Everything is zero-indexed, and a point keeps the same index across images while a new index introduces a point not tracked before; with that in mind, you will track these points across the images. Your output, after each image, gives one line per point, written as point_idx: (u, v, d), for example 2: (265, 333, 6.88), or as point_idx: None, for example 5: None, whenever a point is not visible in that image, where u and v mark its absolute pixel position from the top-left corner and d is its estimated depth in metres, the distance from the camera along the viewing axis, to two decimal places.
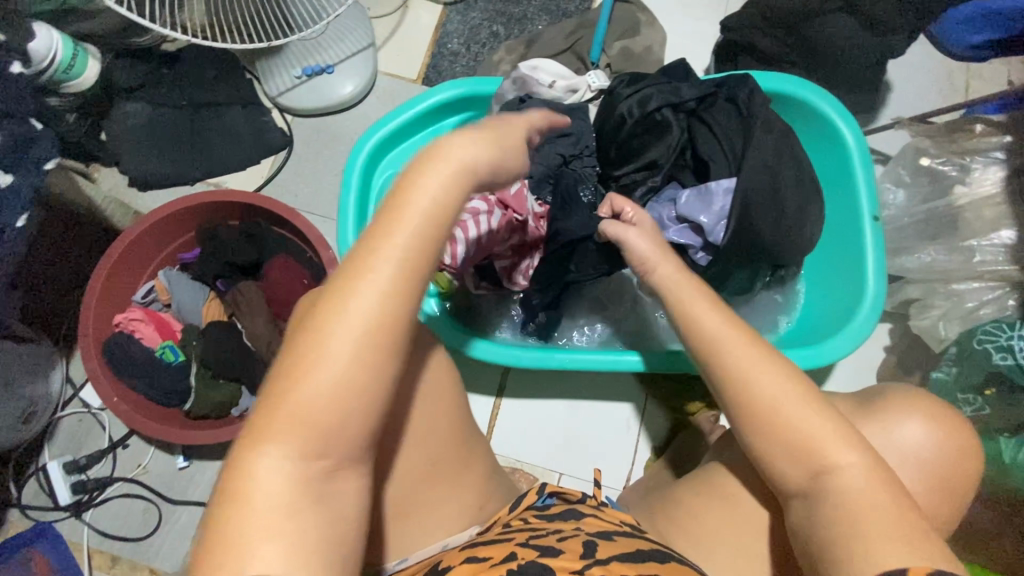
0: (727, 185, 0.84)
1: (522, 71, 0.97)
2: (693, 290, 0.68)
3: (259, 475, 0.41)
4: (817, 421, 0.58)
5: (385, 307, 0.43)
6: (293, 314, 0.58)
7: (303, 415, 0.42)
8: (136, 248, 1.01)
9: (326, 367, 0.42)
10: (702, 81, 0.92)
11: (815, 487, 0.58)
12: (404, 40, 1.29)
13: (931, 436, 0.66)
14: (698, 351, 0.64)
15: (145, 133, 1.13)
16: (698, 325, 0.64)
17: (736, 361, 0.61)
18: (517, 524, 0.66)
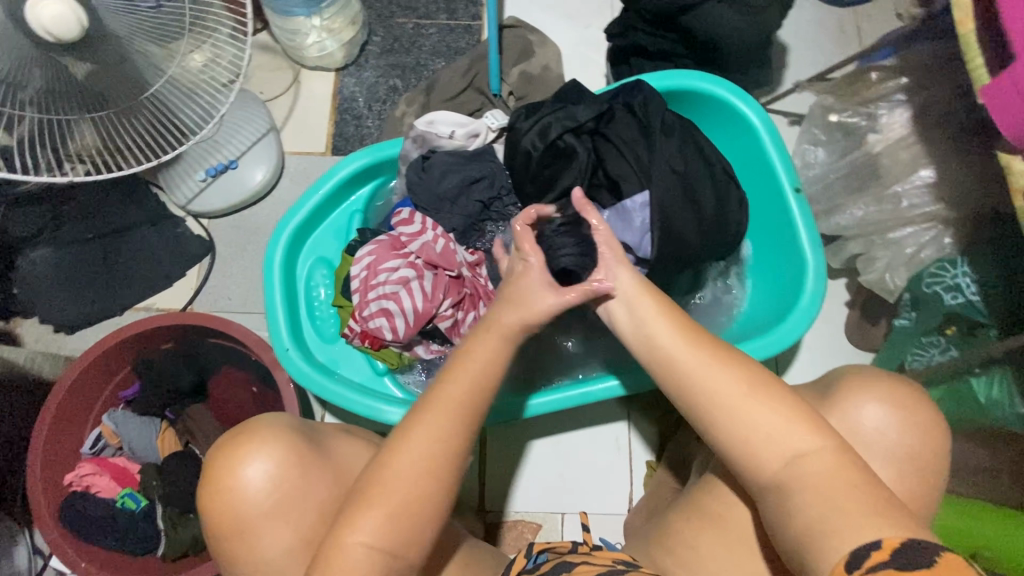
0: (643, 199, 0.83)
1: (419, 129, 0.95)
2: (643, 300, 0.70)
3: (347, 556, 0.58)
4: (779, 419, 0.61)
5: (442, 438, 0.61)
6: (270, 472, 0.67)
7: (390, 505, 0.59)
8: (72, 400, 0.97)
9: (403, 479, 0.60)
10: (595, 99, 0.91)
11: (789, 475, 0.59)
12: (304, 115, 1.27)
13: (891, 418, 0.67)
14: (654, 367, 0.67)
15: (57, 276, 1.08)
16: (653, 341, 0.68)
17: (690, 371, 0.65)
18: None
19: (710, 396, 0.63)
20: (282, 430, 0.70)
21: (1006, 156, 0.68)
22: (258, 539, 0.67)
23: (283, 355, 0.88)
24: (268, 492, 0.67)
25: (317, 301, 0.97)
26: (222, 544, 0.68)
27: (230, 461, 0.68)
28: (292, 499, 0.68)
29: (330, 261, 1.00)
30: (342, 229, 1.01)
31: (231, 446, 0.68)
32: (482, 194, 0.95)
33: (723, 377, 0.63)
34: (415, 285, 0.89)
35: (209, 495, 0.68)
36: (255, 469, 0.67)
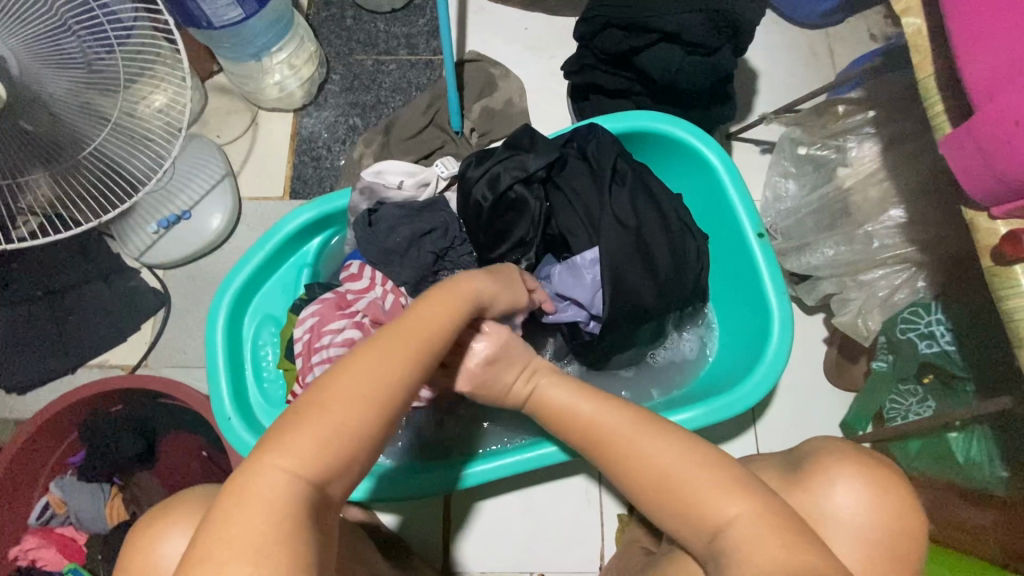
0: (592, 255, 0.79)
1: (366, 180, 0.91)
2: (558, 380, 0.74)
3: (261, 481, 0.46)
4: (703, 482, 0.61)
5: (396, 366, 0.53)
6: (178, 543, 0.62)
7: (328, 423, 0.49)
8: (15, 471, 0.93)
9: (343, 400, 0.50)
10: (546, 145, 0.87)
11: (715, 546, 0.60)
12: (261, 158, 1.23)
13: (862, 499, 0.61)
14: (585, 446, 0.68)
15: (5, 336, 1.05)
16: (574, 416, 0.69)
17: (619, 444, 0.66)
18: None
19: (634, 469, 0.64)
20: (202, 495, 0.66)
21: (971, 212, 0.64)
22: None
23: (225, 426, 0.84)
24: (189, 556, 0.62)
25: (265, 361, 0.94)
26: None
27: (151, 530, 0.64)
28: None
29: (279, 317, 0.96)
30: (291, 283, 0.97)
31: (159, 514, 0.65)
32: (434, 246, 0.91)
33: (617, 428, 0.66)
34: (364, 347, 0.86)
35: (134, 566, 0.64)
36: (174, 544, 0.62)
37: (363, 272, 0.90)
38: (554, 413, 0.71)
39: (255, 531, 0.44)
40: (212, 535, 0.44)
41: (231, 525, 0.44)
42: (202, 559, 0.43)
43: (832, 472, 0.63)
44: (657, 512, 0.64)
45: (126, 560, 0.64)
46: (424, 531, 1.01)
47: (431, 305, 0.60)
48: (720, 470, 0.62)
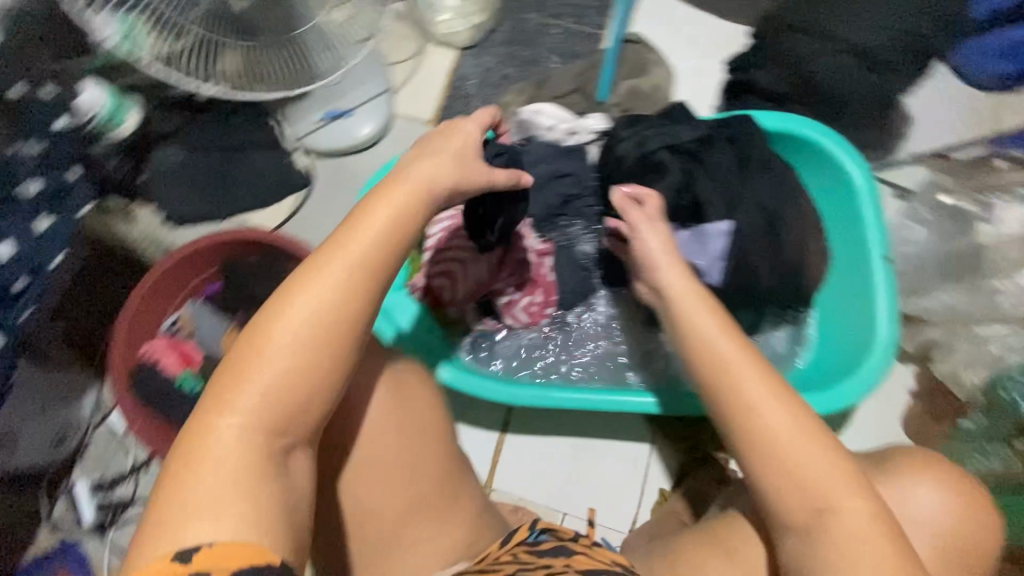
0: (722, 227, 0.82)
1: (524, 115, 0.99)
2: (704, 308, 0.68)
3: (216, 438, 0.50)
4: (829, 461, 0.59)
5: (339, 306, 0.54)
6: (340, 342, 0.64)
7: (264, 381, 0.52)
8: (165, 282, 1.08)
9: (270, 359, 0.53)
10: (699, 123, 0.92)
11: (817, 523, 0.58)
12: (419, 83, 1.35)
13: (943, 505, 0.65)
14: (707, 373, 0.64)
15: (181, 174, 1.20)
16: (710, 347, 0.65)
17: (749, 393, 0.61)
18: (507, 561, 0.66)
19: (760, 426, 0.60)
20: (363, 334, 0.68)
21: None
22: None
23: None
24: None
25: None
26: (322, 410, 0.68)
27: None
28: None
29: None
30: None
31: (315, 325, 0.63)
32: (565, 190, 0.98)
33: (758, 386, 0.62)
34: (484, 257, 0.94)
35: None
36: (338, 355, 0.62)
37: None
38: (692, 345, 0.67)
39: (230, 467, 0.49)
40: (191, 457, 0.49)
41: (216, 480, 0.49)
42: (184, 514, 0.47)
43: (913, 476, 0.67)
44: (766, 479, 0.60)
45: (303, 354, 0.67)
46: (479, 446, 1.09)
47: (355, 239, 0.56)
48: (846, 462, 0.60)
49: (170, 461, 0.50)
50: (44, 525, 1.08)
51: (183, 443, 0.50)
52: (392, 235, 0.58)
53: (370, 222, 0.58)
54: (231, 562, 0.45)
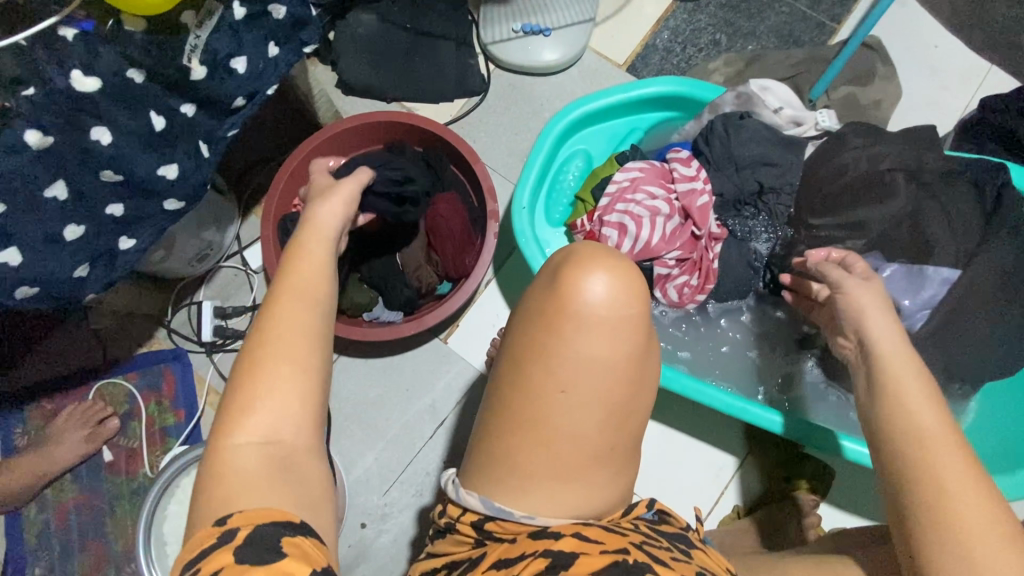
0: (947, 275, 0.77)
1: (751, 88, 0.91)
2: (913, 370, 0.59)
3: (234, 452, 0.49)
4: None
5: (311, 313, 0.55)
6: (599, 267, 0.60)
7: (266, 394, 0.51)
8: (333, 143, 1.10)
9: (272, 371, 0.52)
10: (948, 156, 0.83)
11: None
12: (623, 22, 1.27)
13: None
14: (896, 442, 0.56)
15: (368, 43, 1.19)
16: (908, 415, 0.56)
17: (945, 474, 0.52)
18: (626, 525, 0.62)
19: (947, 515, 0.51)
20: (626, 259, 0.62)
21: None
22: (572, 336, 0.58)
23: (517, 211, 0.94)
24: (611, 305, 0.59)
25: (561, 184, 1.02)
26: (541, 323, 0.60)
27: (588, 257, 0.61)
28: (624, 328, 0.59)
29: (591, 157, 1.03)
30: (617, 137, 1.03)
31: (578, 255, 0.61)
32: (766, 178, 0.90)
33: (956, 471, 0.52)
34: (663, 223, 0.90)
35: (556, 266, 0.61)
36: (597, 282, 0.59)
37: (693, 164, 0.92)
38: (884, 403, 0.58)
39: (253, 483, 0.48)
40: (216, 470, 0.48)
41: (238, 477, 0.48)
42: (223, 502, 0.46)
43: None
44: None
45: (556, 263, 0.63)
46: None
47: (306, 256, 0.59)
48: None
49: (200, 477, 0.49)
50: (163, 328, 1.15)
51: (204, 462, 0.50)
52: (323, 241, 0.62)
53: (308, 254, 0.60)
54: (263, 520, 0.45)
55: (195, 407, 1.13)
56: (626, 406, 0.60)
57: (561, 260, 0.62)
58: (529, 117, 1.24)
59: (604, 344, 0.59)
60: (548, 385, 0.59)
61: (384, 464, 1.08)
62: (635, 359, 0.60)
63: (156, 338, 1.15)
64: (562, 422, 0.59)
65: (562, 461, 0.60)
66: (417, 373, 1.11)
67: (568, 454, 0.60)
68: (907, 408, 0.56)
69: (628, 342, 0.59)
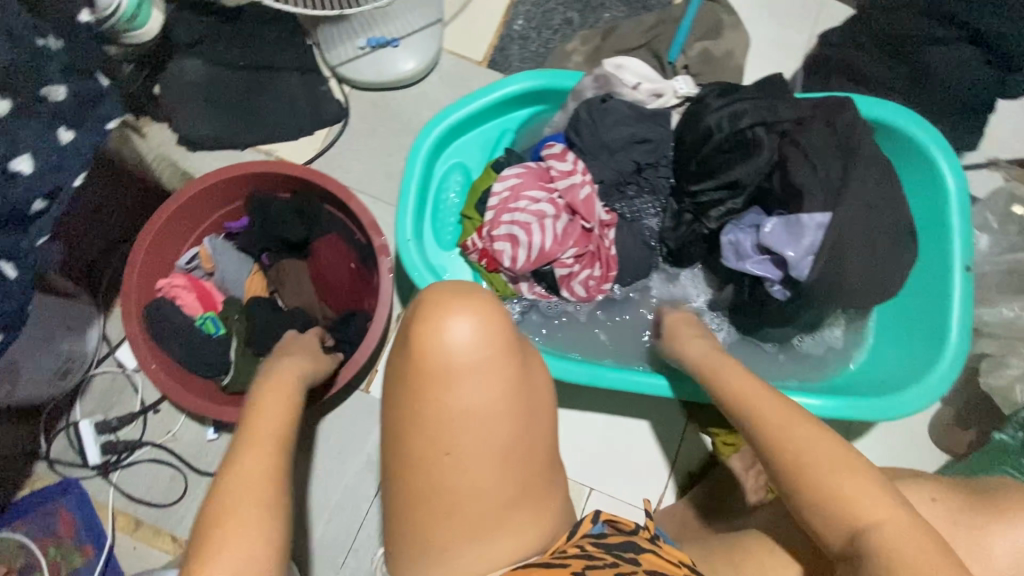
0: (820, 220, 0.77)
1: (606, 69, 0.90)
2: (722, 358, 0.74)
3: None
4: (850, 475, 0.56)
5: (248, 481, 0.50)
6: (454, 311, 0.53)
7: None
8: (185, 211, 0.98)
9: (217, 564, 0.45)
10: (799, 101, 0.85)
11: (856, 549, 0.54)
12: (472, 18, 1.22)
13: None
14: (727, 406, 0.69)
15: (199, 91, 1.08)
16: (722, 381, 0.71)
17: (768, 418, 0.64)
18: (573, 552, 0.57)
19: (774, 446, 0.61)
20: (488, 290, 0.56)
21: None
22: (443, 396, 0.52)
23: (402, 243, 0.87)
24: (477, 350, 0.52)
25: (444, 203, 0.96)
26: (409, 387, 0.53)
27: (447, 299, 0.53)
28: (500, 369, 0.53)
29: (468, 169, 0.98)
30: (490, 142, 0.99)
31: (431, 299, 0.54)
32: (641, 156, 0.90)
33: (770, 406, 0.65)
34: (553, 226, 0.87)
35: (412, 319, 0.54)
36: (458, 331, 0.52)
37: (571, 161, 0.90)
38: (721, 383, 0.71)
39: None
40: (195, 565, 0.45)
41: None
42: None
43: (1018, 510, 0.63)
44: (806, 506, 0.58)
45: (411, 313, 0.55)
46: None
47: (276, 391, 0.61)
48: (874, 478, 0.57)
49: None
50: (43, 461, 1.01)
51: None
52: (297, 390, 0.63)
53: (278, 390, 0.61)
54: None
55: (104, 537, 1.00)
56: (523, 446, 0.56)
57: (419, 308, 0.54)
58: (398, 135, 1.16)
59: (479, 395, 0.53)
60: (429, 448, 0.53)
61: (330, 537, 1.02)
62: (521, 393, 0.54)
63: (37, 475, 1.01)
64: (460, 484, 0.54)
65: (473, 518, 0.56)
66: (343, 432, 1.04)
67: (485, 512, 0.56)
68: (727, 381, 0.70)
69: (507, 380, 0.54)
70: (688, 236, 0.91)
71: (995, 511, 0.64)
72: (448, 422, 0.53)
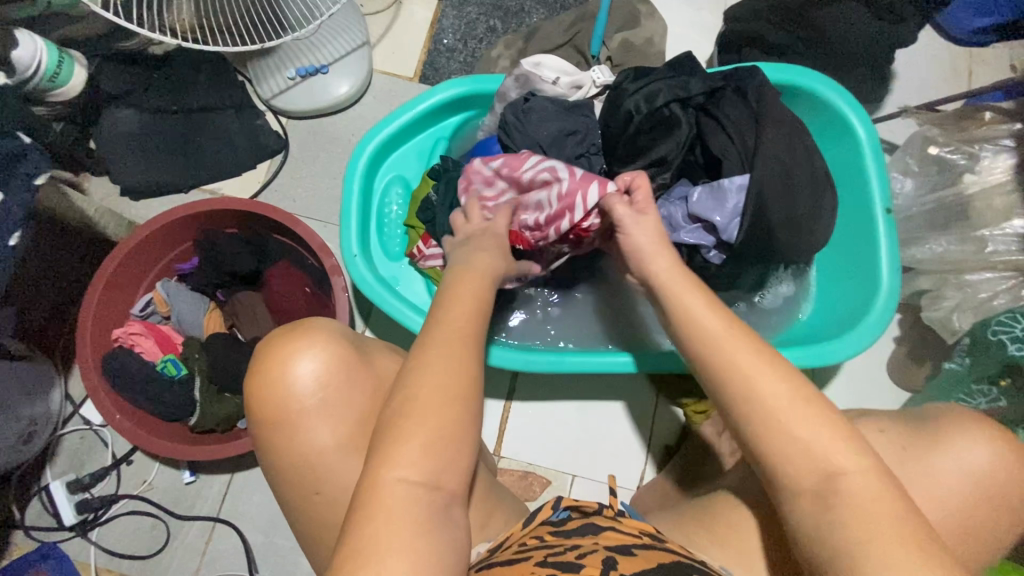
0: (740, 182, 0.82)
1: (524, 68, 0.94)
2: (685, 280, 0.69)
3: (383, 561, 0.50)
4: (781, 385, 0.58)
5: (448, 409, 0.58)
6: (281, 365, 0.66)
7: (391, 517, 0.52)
8: (134, 259, 0.98)
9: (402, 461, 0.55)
10: (708, 75, 0.90)
11: (828, 486, 0.55)
12: (398, 38, 1.26)
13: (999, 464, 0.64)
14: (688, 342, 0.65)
15: (135, 140, 1.09)
16: (695, 319, 0.65)
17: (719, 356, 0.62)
18: (534, 543, 0.66)
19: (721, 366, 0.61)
20: (320, 329, 0.70)
21: None
22: (299, 432, 0.66)
23: (349, 260, 0.89)
24: (315, 387, 0.66)
25: (388, 217, 0.98)
26: (271, 435, 0.67)
27: (283, 351, 0.67)
28: (334, 395, 0.67)
29: (407, 181, 1.00)
30: (425, 153, 1.02)
31: (265, 361, 0.67)
32: (574, 149, 0.94)
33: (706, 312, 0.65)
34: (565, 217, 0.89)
35: (260, 382, 0.67)
36: (301, 370, 0.66)
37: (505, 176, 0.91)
38: (678, 315, 0.67)
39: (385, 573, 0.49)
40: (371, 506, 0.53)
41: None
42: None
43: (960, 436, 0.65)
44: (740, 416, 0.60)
45: (254, 376, 0.68)
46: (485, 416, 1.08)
47: (465, 294, 0.67)
48: (801, 387, 0.59)
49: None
50: (19, 529, 0.99)
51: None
52: (480, 306, 0.67)
53: (465, 302, 0.66)
54: None
55: None
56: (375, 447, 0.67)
57: (264, 371, 0.67)
58: (340, 158, 1.19)
59: (324, 423, 0.66)
60: (308, 485, 0.67)
61: None
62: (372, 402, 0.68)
63: (15, 544, 0.99)
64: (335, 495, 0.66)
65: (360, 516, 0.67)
66: None
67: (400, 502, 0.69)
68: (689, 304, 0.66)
69: (344, 400, 0.67)
70: None
71: (937, 438, 0.66)
72: (308, 452, 0.66)
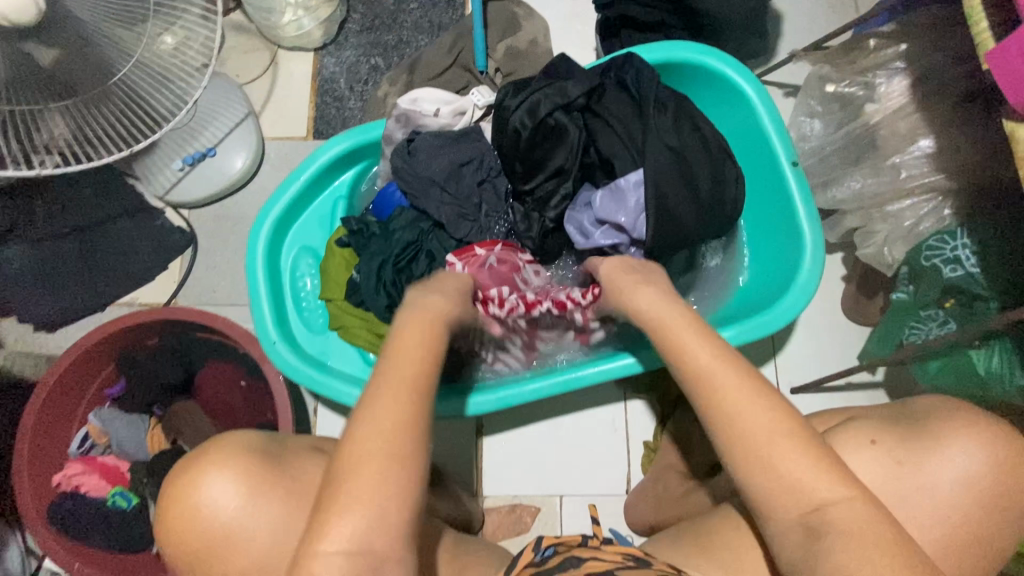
0: (636, 178, 0.81)
1: (403, 107, 0.92)
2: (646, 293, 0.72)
3: None
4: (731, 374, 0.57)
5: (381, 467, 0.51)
6: (199, 491, 0.59)
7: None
8: (57, 398, 0.94)
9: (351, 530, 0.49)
10: (585, 72, 0.87)
11: (815, 533, 0.52)
12: (284, 100, 1.22)
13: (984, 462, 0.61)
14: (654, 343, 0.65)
15: (31, 273, 1.05)
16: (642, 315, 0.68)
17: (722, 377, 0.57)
18: None
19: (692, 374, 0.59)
20: (237, 443, 0.63)
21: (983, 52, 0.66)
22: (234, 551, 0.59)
23: (270, 349, 0.85)
24: (236, 505, 0.59)
25: (304, 291, 0.95)
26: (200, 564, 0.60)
27: (190, 481, 0.60)
28: (261, 506, 0.60)
29: (316, 249, 0.97)
30: (326, 217, 0.98)
31: (182, 479, 0.61)
32: (472, 177, 0.92)
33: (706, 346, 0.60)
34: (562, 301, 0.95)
35: (170, 531, 0.60)
36: (217, 492, 0.59)
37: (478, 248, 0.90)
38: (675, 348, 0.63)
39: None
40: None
41: None
42: None
43: (950, 439, 0.62)
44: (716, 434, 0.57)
45: (167, 514, 0.60)
46: (459, 461, 1.05)
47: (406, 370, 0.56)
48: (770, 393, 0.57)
49: None
50: None
51: None
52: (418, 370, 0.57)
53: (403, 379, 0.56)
54: None
55: None
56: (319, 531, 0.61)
57: (173, 526, 0.60)
58: None
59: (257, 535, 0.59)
60: None
61: None
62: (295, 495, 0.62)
63: None
64: None
65: None
66: None
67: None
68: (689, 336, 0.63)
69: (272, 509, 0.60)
70: (541, 233, 0.91)
71: (932, 445, 0.63)
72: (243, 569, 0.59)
